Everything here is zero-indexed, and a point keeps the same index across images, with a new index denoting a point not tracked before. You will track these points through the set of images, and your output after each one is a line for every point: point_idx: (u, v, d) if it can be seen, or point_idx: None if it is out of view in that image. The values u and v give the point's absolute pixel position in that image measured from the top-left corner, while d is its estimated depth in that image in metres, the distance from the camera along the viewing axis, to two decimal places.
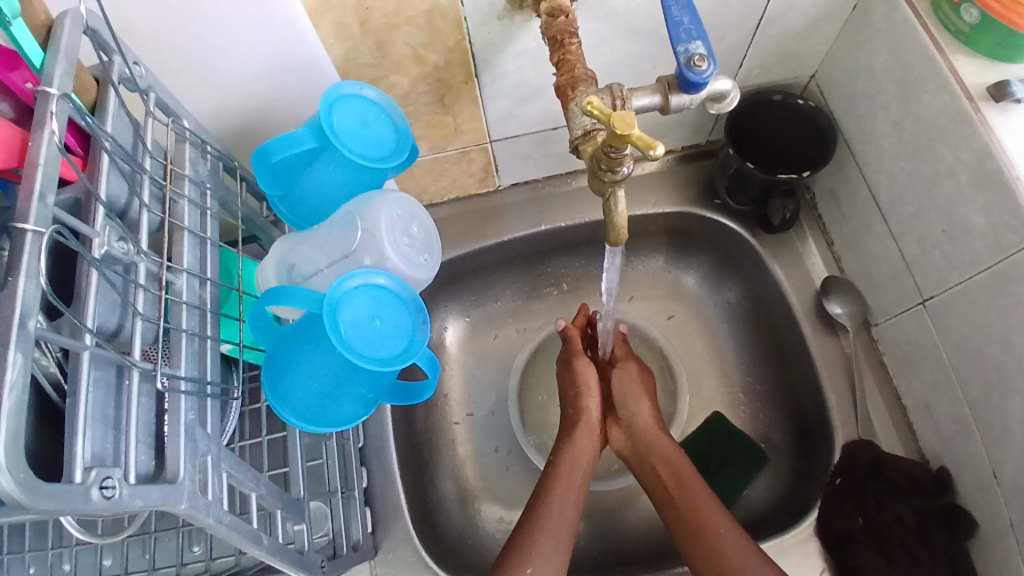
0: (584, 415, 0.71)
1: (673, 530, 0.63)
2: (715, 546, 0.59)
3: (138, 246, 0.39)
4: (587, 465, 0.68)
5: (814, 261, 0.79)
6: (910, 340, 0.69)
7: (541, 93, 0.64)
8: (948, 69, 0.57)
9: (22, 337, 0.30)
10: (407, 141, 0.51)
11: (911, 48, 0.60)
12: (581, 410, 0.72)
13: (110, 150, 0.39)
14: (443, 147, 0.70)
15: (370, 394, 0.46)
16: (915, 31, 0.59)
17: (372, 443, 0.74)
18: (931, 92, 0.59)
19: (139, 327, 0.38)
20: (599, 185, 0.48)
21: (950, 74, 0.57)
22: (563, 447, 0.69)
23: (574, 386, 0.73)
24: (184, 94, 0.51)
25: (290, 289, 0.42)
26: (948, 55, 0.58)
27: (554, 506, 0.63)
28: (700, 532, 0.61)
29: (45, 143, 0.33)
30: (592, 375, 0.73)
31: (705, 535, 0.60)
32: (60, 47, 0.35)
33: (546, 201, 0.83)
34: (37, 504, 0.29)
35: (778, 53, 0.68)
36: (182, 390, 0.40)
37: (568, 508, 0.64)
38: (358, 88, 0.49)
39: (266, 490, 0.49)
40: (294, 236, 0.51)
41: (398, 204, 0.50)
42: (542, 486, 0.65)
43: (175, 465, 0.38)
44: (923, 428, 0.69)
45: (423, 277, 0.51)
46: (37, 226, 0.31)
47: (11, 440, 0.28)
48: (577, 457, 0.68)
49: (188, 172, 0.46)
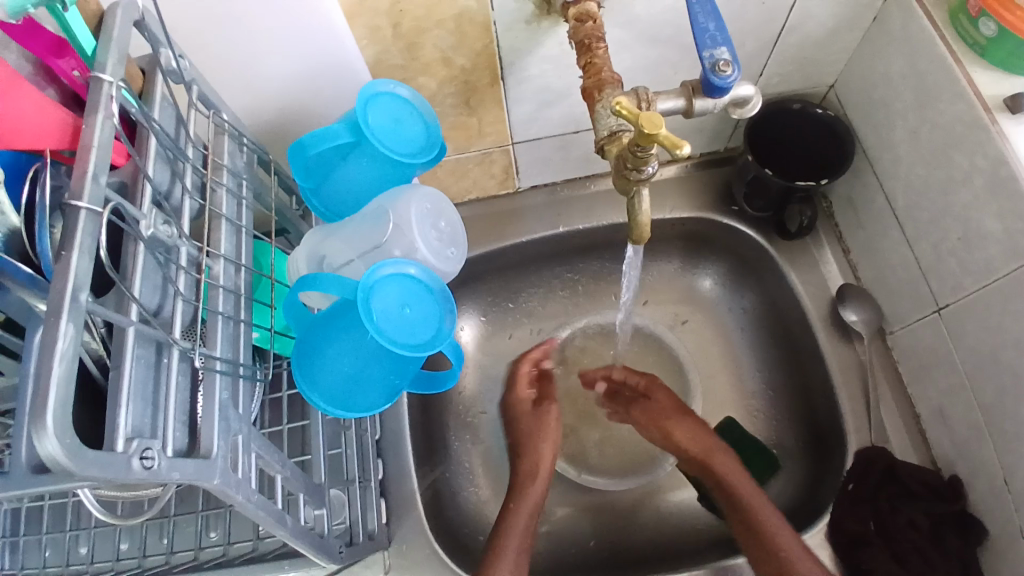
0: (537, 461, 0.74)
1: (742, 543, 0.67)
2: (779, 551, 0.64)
3: (180, 231, 0.41)
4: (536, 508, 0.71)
5: (830, 269, 0.80)
6: (926, 348, 0.70)
7: (565, 97, 0.66)
8: (965, 80, 0.58)
9: (74, 309, 0.31)
10: (437, 139, 0.53)
11: (929, 58, 0.61)
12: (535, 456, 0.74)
13: (157, 136, 0.40)
14: (466, 148, 0.72)
15: (396, 380, 0.48)
16: (933, 42, 0.60)
17: (389, 436, 0.75)
18: (948, 102, 0.60)
19: (180, 307, 0.40)
20: (623, 182, 0.49)
21: (967, 84, 0.58)
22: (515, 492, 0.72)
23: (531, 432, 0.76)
24: (223, 90, 0.52)
25: (324, 276, 0.44)
26: (966, 66, 0.59)
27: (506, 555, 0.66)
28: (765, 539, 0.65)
29: (96, 126, 0.34)
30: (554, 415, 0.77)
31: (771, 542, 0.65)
32: (112, 38, 0.37)
33: (564, 204, 0.84)
34: (85, 471, 0.30)
35: (796, 62, 0.70)
36: (217, 370, 0.41)
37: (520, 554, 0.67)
38: (392, 87, 0.51)
39: (290, 474, 0.50)
40: (323, 229, 0.52)
41: (427, 198, 0.52)
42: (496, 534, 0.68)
43: (209, 442, 0.39)
44: (936, 434, 0.69)
45: (450, 270, 0.53)
46: (90, 204, 0.33)
47: (62, 406, 0.29)
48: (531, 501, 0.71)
49: (226, 163, 0.48)
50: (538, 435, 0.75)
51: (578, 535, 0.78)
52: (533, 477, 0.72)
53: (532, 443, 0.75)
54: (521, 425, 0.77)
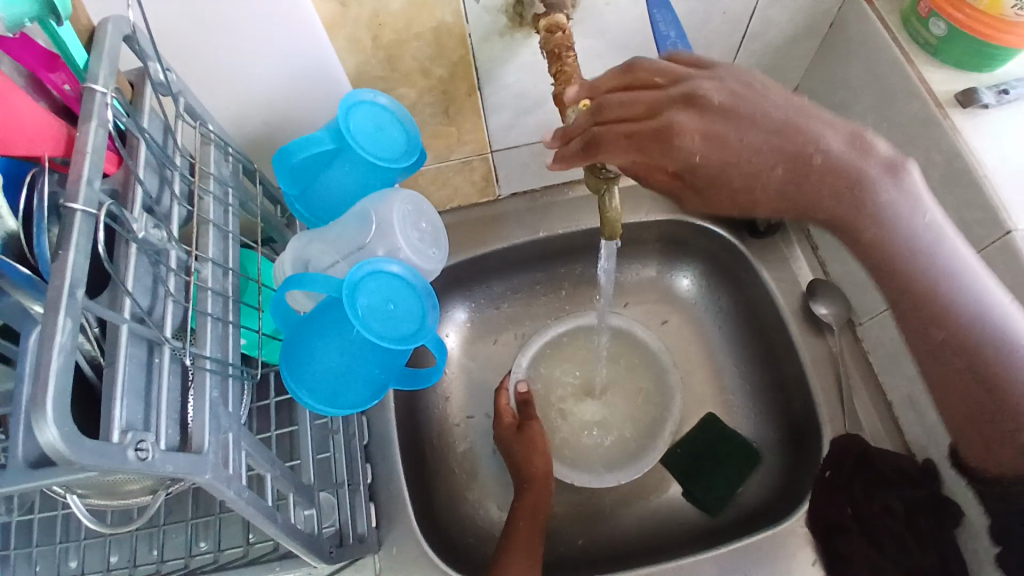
0: (535, 480, 0.75)
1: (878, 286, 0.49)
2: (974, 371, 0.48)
3: (170, 235, 0.43)
4: (537, 533, 0.71)
5: (800, 266, 0.84)
6: (892, 337, 0.72)
7: (541, 105, 0.69)
8: (918, 79, 0.62)
9: (71, 305, 0.32)
10: (416, 144, 0.55)
11: (884, 61, 0.65)
12: (533, 474, 0.75)
13: (147, 144, 0.42)
14: (447, 156, 0.74)
15: (382, 375, 0.49)
16: (887, 45, 0.64)
17: (376, 440, 0.76)
18: (903, 100, 0.64)
19: (170, 308, 0.42)
20: (594, 183, 0.52)
21: (919, 83, 0.62)
22: (516, 520, 0.72)
23: (519, 453, 0.77)
24: (209, 99, 0.54)
25: (309, 275, 0.45)
26: (918, 66, 0.63)
27: None
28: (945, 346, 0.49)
29: (90, 133, 0.36)
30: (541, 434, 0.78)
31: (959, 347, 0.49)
32: (104, 51, 0.39)
33: (544, 210, 0.87)
34: (83, 459, 0.31)
35: (760, 68, 0.73)
36: (207, 368, 0.43)
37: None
38: (373, 95, 0.53)
39: (280, 474, 0.52)
40: (308, 234, 0.54)
41: (408, 200, 0.54)
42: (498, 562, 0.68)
43: (200, 438, 0.40)
44: (908, 421, 0.72)
45: (431, 269, 0.55)
46: (85, 207, 0.34)
47: (59, 395, 0.30)
48: (531, 529, 0.71)
49: (213, 171, 0.50)
50: (530, 457, 0.76)
51: (564, 534, 0.80)
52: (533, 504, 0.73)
53: (523, 464, 0.76)
54: (513, 449, 0.78)
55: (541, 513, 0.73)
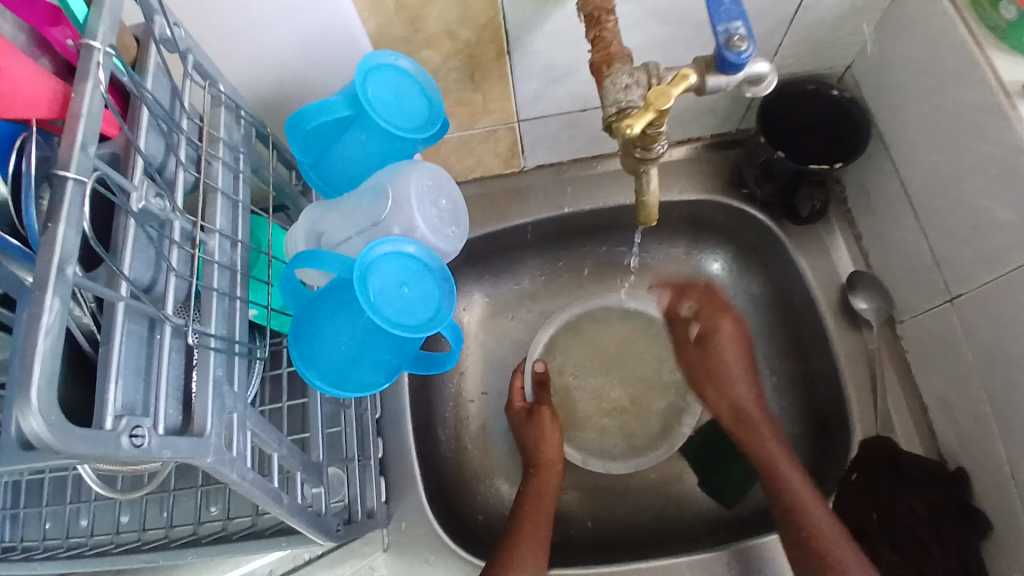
0: (547, 455, 0.74)
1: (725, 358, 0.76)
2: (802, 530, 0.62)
3: (174, 204, 0.40)
4: (545, 518, 0.70)
5: (840, 255, 0.78)
6: (933, 339, 0.68)
7: (572, 74, 0.64)
8: (984, 64, 0.56)
9: (60, 283, 0.30)
10: (439, 113, 0.51)
11: (947, 40, 0.59)
12: (545, 452, 0.74)
13: (150, 107, 0.39)
14: (471, 125, 0.70)
15: (394, 360, 0.47)
16: (952, 25, 0.58)
17: (388, 415, 0.75)
18: (965, 85, 0.58)
19: (172, 283, 0.39)
20: (631, 163, 0.48)
21: (986, 68, 0.56)
22: (523, 505, 0.71)
23: (532, 434, 0.76)
24: (223, 62, 0.51)
25: (320, 252, 0.43)
26: (986, 50, 0.56)
27: (516, 562, 0.64)
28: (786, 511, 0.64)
29: (87, 95, 0.33)
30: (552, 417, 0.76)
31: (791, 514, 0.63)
32: (104, 4, 0.36)
33: (569, 184, 0.82)
34: (73, 449, 0.30)
35: (813, 43, 0.66)
36: (212, 347, 0.41)
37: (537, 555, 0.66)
38: (393, 58, 0.49)
39: (287, 452, 0.50)
40: (323, 205, 0.51)
41: (428, 175, 0.50)
42: (508, 543, 0.66)
43: (202, 420, 0.38)
44: (941, 424, 0.68)
45: (449, 249, 0.51)
46: (78, 175, 0.32)
47: (46, 382, 0.29)
48: (538, 513, 0.70)
49: (222, 135, 0.47)
50: (538, 437, 0.75)
51: (574, 516, 0.78)
52: (539, 492, 0.72)
53: (531, 445, 0.75)
54: (523, 433, 0.76)
55: (550, 498, 0.72)
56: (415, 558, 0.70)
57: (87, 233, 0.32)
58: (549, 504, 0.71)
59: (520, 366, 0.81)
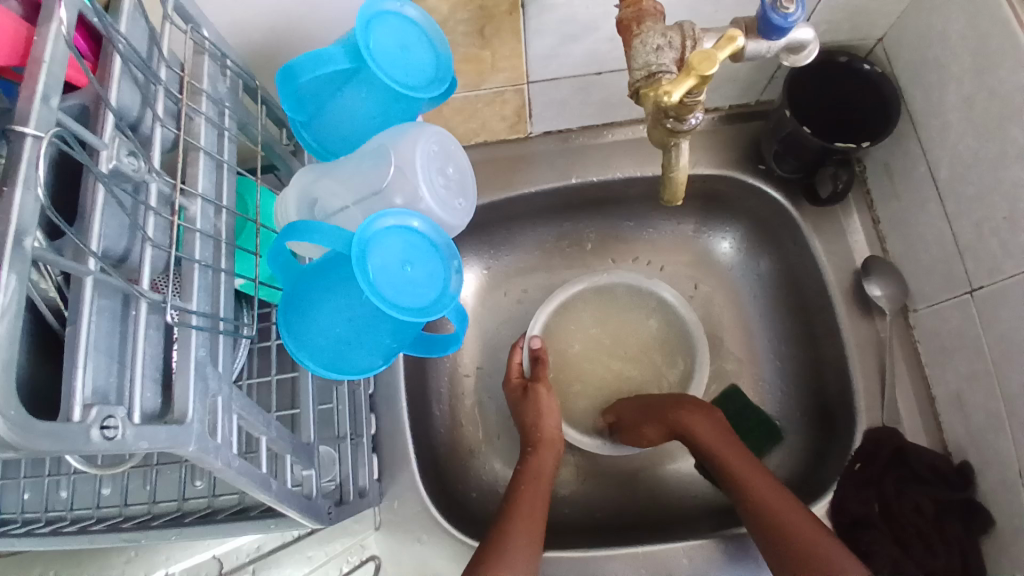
0: (545, 433, 0.72)
1: (650, 402, 0.72)
2: (794, 539, 0.57)
3: (150, 165, 0.36)
4: (541, 500, 0.67)
5: (856, 238, 0.75)
6: (949, 331, 0.65)
7: (591, 32, 0.58)
8: None
9: (18, 255, 0.26)
10: (447, 71, 0.47)
11: (993, 18, 0.54)
12: (543, 429, 0.72)
13: (123, 54, 0.35)
14: (477, 85, 0.65)
15: (395, 343, 0.43)
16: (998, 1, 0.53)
17: (382, 390, 0.72)
18: (1009, 68, 0.54)
19: (148, 254, 0.35)
20: (660, 135, 0.43)
21: None
22: (518, 487, 0.67)
23: (532, 411, 0.73)
24: (206, 4, 0.45)
25: (315, 224, 0.38)
26: None
27: (509, 543, 0.61)
28: (771, 521, 0.59)
29: (50, 36, 0.29)
30: (549, 399, 0.73)
31: (776, 522, 0.59)
32: None
33: (578, 153, 0.77)
34: (34, 445, 0.26)
35: (850, 10, 0.61)
36: (194, 325, 0.37)
37: (533, 528, 0.64)
38: (399, 6, 0.45)
39: (276, 434, 0.46)
40: (317, 168, 0.47)
41: (434, 140, 0.46)
42: (501, 527, 0.63)
43: (183, 405, 0.35)
44: (950, 421, 0.66)
45: (456, 223, 0.47)
46: (38, 130, 0.28)
47: (5, 368, 0.25)
48: (532, 496, 0.66)
49: (205, 87, 0.42)
50: (535, 415, 0.72)
51: (570, 497, 0.77)
52: (535, 476, 0.68)
53: (530, 424, 0.72)
54: (520, 412, 0.74)
55: (544, 485, 0.68)
56: (407, 537, 0.68)
57: (48, 202, 0.28)
58: (546, 486, 0.68)
59: (517, 346, 0.78)
